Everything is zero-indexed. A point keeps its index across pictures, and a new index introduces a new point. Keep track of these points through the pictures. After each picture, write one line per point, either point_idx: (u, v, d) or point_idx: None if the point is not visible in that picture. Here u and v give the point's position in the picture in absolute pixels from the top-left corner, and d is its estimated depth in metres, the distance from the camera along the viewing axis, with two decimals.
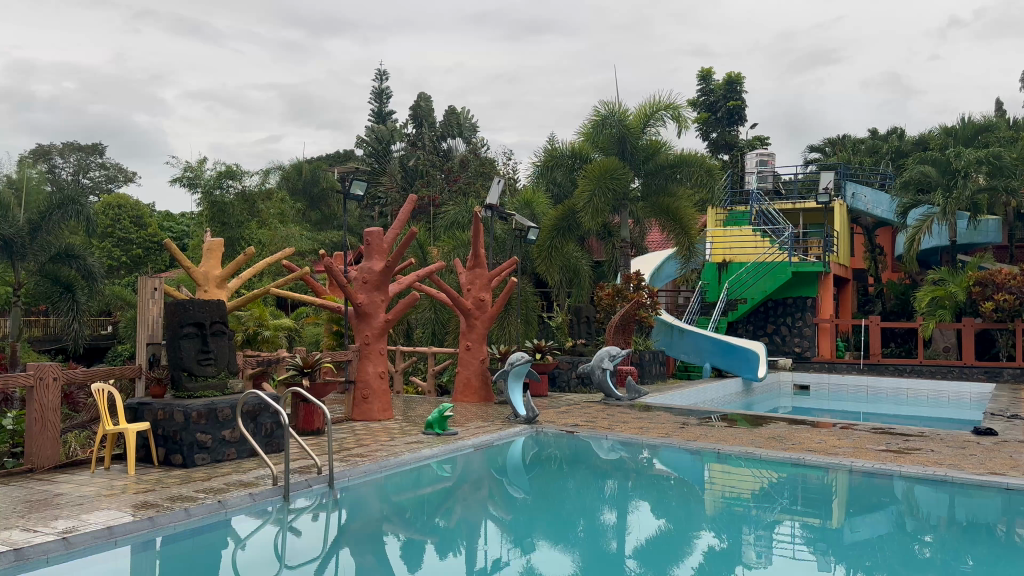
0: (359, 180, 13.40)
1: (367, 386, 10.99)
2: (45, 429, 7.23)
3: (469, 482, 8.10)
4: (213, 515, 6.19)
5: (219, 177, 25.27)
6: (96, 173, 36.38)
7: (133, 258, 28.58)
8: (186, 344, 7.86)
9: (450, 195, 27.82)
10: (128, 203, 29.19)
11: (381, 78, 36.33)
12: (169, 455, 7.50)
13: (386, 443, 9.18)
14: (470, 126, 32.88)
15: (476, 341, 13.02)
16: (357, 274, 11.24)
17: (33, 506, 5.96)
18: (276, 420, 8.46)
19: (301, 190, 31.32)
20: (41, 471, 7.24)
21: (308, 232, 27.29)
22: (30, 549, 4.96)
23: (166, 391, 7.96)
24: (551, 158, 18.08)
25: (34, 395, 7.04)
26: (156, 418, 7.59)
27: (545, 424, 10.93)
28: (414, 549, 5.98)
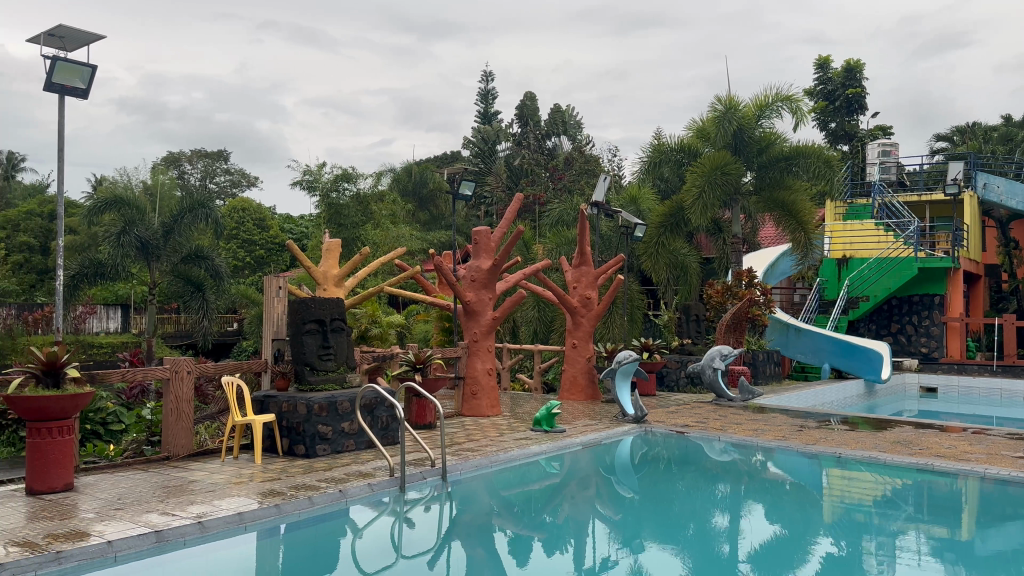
0: (467, 180, 13.57)
1: (476, 382, 11.13)
2: (179, 419, 7.70)
3: (576, 480, 8.07)
4: (334, 504, 6.43)
5: (336, 180, 26.36)
6: (222, 178, 38.52)
7: (256, 258, 30.04)
8: (308, 340, 8.20)
9: (555, 193, 27.85)
10: (251, 206, 30.75)
11: (487, 79, 36.72)
12: (293, 445, 7.84)
13: (496, 439, 9.29)
14: (576, 123, 32.67)
15: (583, 339, 12.95)
16: (466, 273, 11.41)
17: (171, 491, 6.35)
18: (392, 413, 8.70)
19: (411, 191, 32.02)
20: (176, 459, 7.71)
21: (417, 232, 27.92)
22: (170, 531, 5.28)
23: (290, 384, 8.32)
24: (658, 153, 18.03)
25: (170, 387, 7.50)
26: (281, 410, 7.94)
27: (655, 424, 10.77)
28: (522, 545, 6.01)
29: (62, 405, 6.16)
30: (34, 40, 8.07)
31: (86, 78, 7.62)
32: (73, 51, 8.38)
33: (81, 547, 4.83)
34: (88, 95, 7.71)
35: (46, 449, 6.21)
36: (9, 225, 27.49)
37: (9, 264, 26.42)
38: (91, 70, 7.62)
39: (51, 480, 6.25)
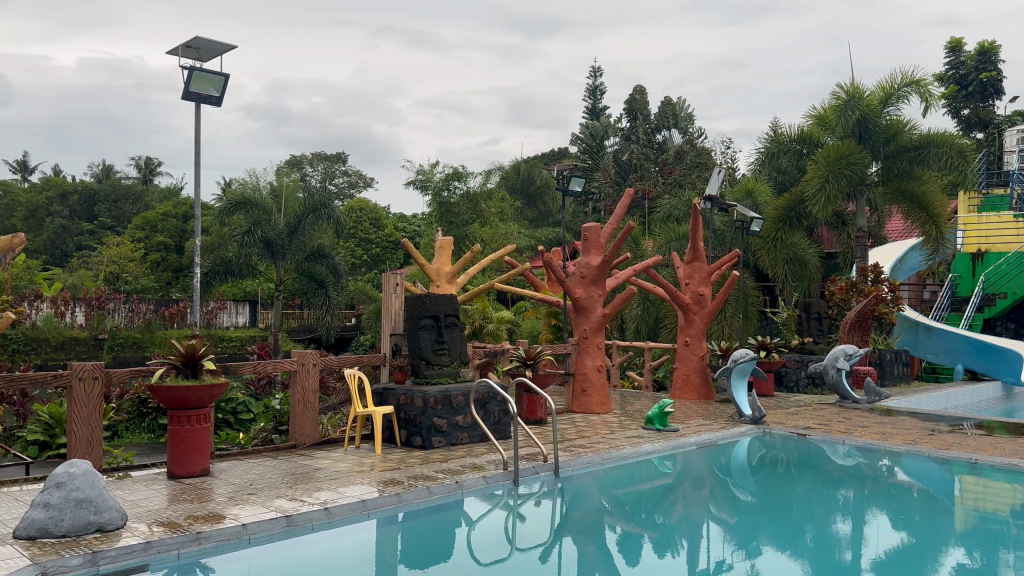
0: (576, 176, 13.54)
1: (586, 378, 11.10)
2: (306, 409, 8.06)
3: (689, 481, 7.94)
4: (450, 495, 6.60)
5: (447, 179, 26.89)
6: (340, 179, 40.02)
7: (373, 256, 31.01)
8: (423, 335, 8.42)
9: (665, 187, 27.41)
10: (368, 206, 31.91)
11: (595, 74, 36.48)
12: (410, 437, 8.09)
13: (608, 436, 9.26)
14: (687, 116, 31.99)
15: (695, 337, 12.71)
16: (575, 269, 11.41)
17: (298, 478, 6.67)
18: (504, 408, 8.81)
19: (519, 189, 32.23)
20: (302, 447, 8.08)
21: (525, 230, 28.13)
22: (299, 517, 5.54)
23: (408, 378, 8.60)
24: (776, 144, 17.40)
25: (297, 379, 7.88)
26: (399, 403, 8.22)
27: (773, 425, 10.46)
28: (634, 544, 5.96)
29: (200, 395, 6.57)
30: (173, 52, 8.64)
31: (219, 86, 8.10)
32: (208, 61, 8.92)
33: (219, 529, 5.15)
34: (221, 103, 8.20)
35: (186, 436, 6.65)
36: (149, 225, 29.42)
37: (149, 263, 28.36)
38: (223, 79, 8.09)
39: (190, 465, 6.68)
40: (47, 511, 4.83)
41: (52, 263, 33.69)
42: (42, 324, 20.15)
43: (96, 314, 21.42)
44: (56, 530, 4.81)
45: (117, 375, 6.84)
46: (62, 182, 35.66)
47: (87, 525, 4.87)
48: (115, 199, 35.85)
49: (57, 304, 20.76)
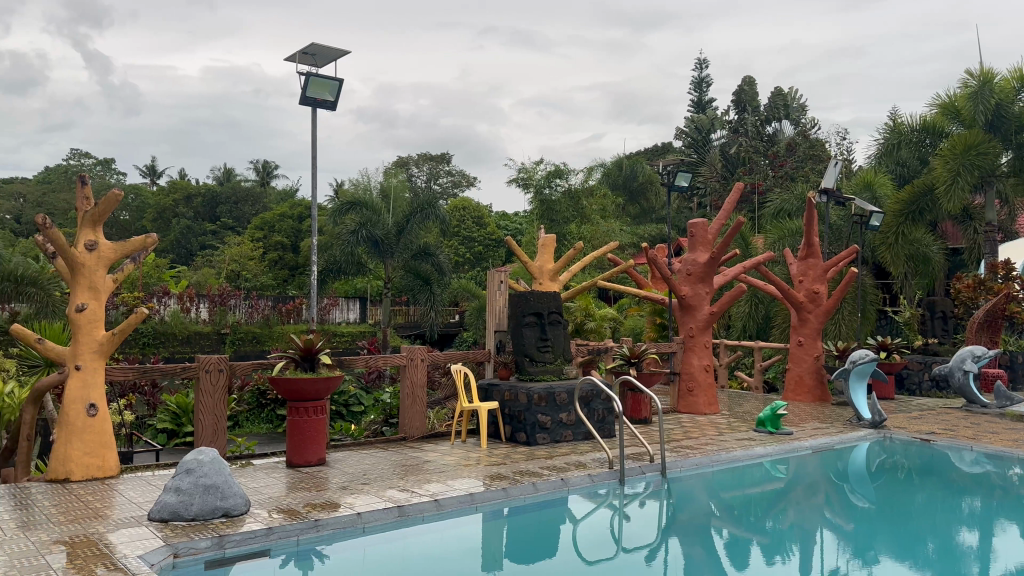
0: (683, 171, 13.23)
1: (692, 378, 10.86)
2: (414, 403, 8.25)
3: (802, 486, 7.65)
4: (556, 492, 6.60)
5: (549, 177, 26.86)
6: (445, 179, 40.73)
7: (476, 254, 31.38)
8: (528, 332, 8.46)
9: (775, 181, 26.53)
10: (472, 205, 32.37)
11: (701, 66, 35.66)
12: (515, 433, 8.18)
13: (717, 438, 9.04)
14: (799, 107, 30.81)
15: (810, 336, 12.23)
16: (682, 267, 11.18)
17: (408, 470, 6.82)
18: (609, 407, 8.71)
19: (622, 185, 31.87)
20: (412, 440, 8.28)
21: (627, 227, 27.85)
22: (411, 508, 5.67)
23: (512, 374, 8.66)
24: (896, 134, 16.91)
25: (406, 373, 8.07)
26: (504, 399, 8.31)
27: (895, 430, 9.95)
28: (743, 548, 5.79)
29: (317, 387, 6.82)
30: (291, 59, 8.99)
31: (334, 91, 8.38)
32: (324, 67, 9.22)
33: (335, 517, 5.33)
34: (336, 107, 8.47)
35: (303, 426, 6.93)
36: (267, 226, 30.82)
37: (267, 261, 29.69)
38: (338, 83, 8.37)
39: (308, 455, 6.94)
40: (178, 495, 5.12)
41: (179, 261, 35.79)
42: (171, 319, 21.42)
43: (218, 309, 22.59)
44: (186, 514, 5.07)
45: (240, 368, 7.18)
46: (187, 185, 37.78)
47: (214, 510, 5.14)
48: (235, 200, 37.74)
49: (183, 301, 21.99)
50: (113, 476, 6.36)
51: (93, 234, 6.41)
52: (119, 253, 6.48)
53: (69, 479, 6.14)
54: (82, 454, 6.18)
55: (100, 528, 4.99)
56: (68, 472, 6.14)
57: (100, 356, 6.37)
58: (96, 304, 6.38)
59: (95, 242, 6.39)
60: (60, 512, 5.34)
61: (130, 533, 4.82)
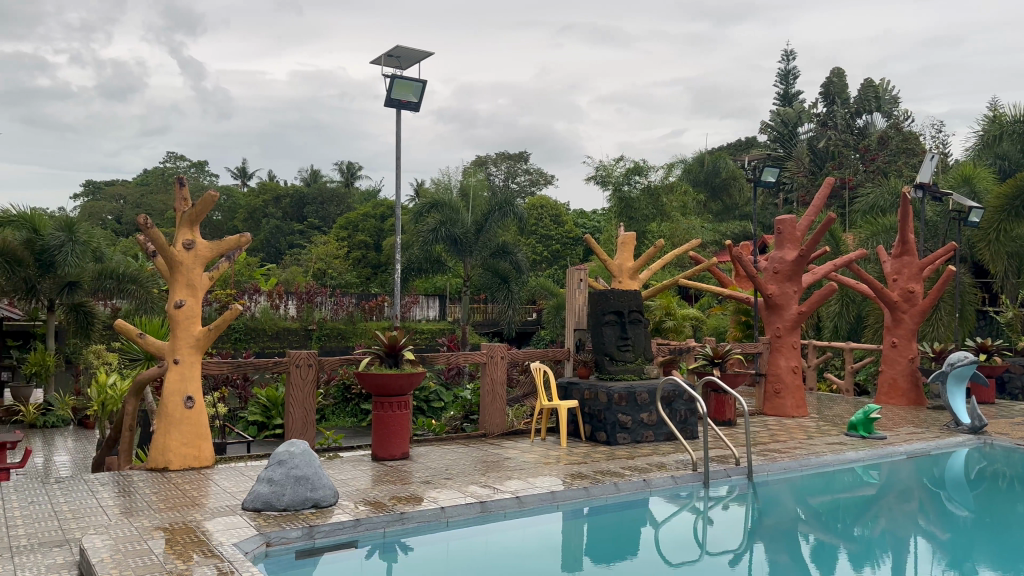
0: (769, 166, 12.87)
1: (779, 380, 10.57)
2: (494, 400, 8.29)
3: (895, 492, 7.35)
4: (638, 493, 6.52)
5: (628, 173, 26.66)
6: (522, 177, 40.85)
7: (553, 252, 31.34)
8: (608, 331, 8.39)
9: (866, 175, 25.57)
10: (549, 203, 32.35)
11: (787, 58, 34.69)
12: (595, 432, 8.13)
13: (805, 441, 8.78)
14: (891, 98, 29.60)
15: (904, 337, 11.75)
16: (769, 265, 10.89)
17: (490, 466, 6.86)
18: (692, 408, 8.54)
19: (704, 181, 31.26)
20: (492, 436, 8.33)
21: (708, 224, 27.34)
22: (493, 504, 5.69)
23: (592, 373, 8.60)
24: (997, 127, 16.20)
25: (486, 370, 8.13)
26: (584, 398, 8.28)
27: (996, 437, 9.45)
28: (831, 555, 5.58)
29: (400, 383, 6.94)
30: (377, 62, 9.17)
31: (417, 92, 8.50)
32: (408, 69, 9.37)
33: (420, 510, 5.40)
34: (419, 108, 8.60)
35: (387, 421, 7.05)
36: (351, 225, 31.53)
37: (351, 260, 30.38)
38: (421, 85, 8.49)
39: (392, 449, 7.06)
40: (271, 486, 5.28)
41: (268, 260, 37.02)
42: (260, 316, 22.19)
43: (305, 307, 23.24)
44: (278, 504, 5.23)
45: (328, 363, 7.35)
46: (276, 186, 39.00)
47: (305, 500, 5.28)
48: (322, 201, 38.77)
49: (272, 298, 22.73)
50: (208, 466, 6.61)
51: (191, 234, 6.67)
52: (215, 252, 6.73)
53: (168, 468, 6.43)
54: (179, 444, 6.45)
55: (197, 516, 5.18)
56: (167, 461, 6.43)
57: (197, 350, 6.62)
58: (193, 301, 6.65)
59: (192, 242, 6.66)
60: (160, 499, 5.58)
61: (225, 522, 4.99)
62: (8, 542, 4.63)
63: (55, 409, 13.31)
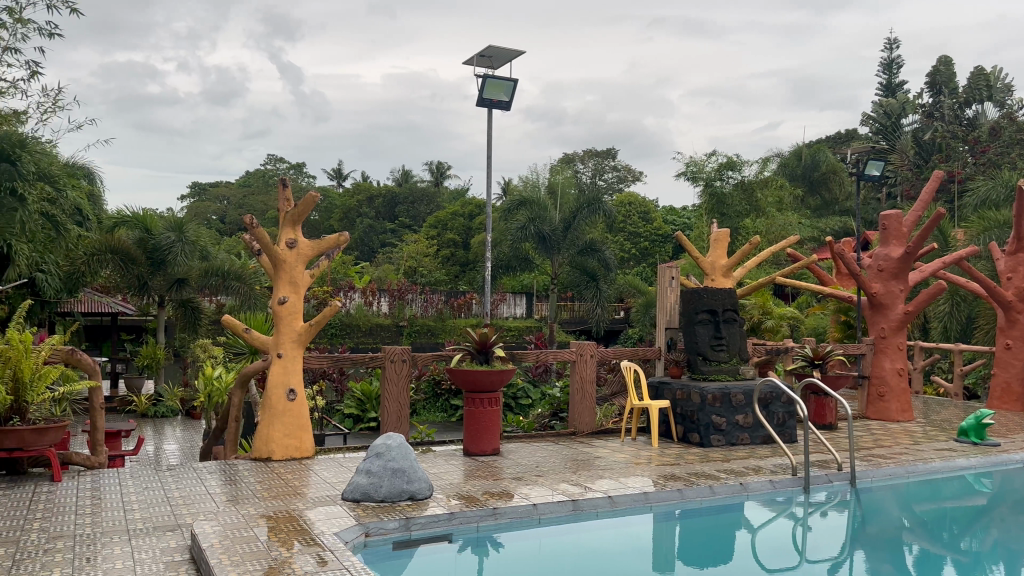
0: (873, 160, 12.35)
1: (883, 382, 10.14)
2: (584, 398, 8.26)
3: (1009, 502, 6.93)
4: (733, 496, 6.38)
5: (720, 169, 25.93)
6: (610, 174, 40.55)
7: (642, 249, 30.98)
8: (701, 330, 8.24)
9: (977, 168, 24.20)
10: (638, 200, 32.00)
11: (891, 46, 33.18)
12: (688, 433, 7.99)
13: (912, 447, 8.39)
14: (1005, 86, 27.90)
15: (1020, 339, 11.08)
16: (872, 262, 10.46)
17: (580, 465, 6.84)
18: (790, 411, 8.28)
19: (801, 176, 30.29)
20: (581, 435, 8.30)
21: (805, 220, 26.46)
22: (585, 502, 5.67)
23: (684, 372, 8.46)
24: None
25: (576, 368, 8.11)
26: (676, 398, 8.15)
27: None
28: (940, 567, 5.31)
29: (491, 379, 7.01)
30: (469, 62, 9.26)
31: (508, 92, 8.56)
32: (500, 68, 9.43)
33: (513, 506, 5.44)
34: (510, 107, 8.64)
35: (478, 416, 7.13)
36: (440, 224, 32.00)
37: (440, 257, 30.82)
38: (513, 84, 8.54)
39: (483, 444, 7.13)
40: (369, 478, 5.42)
41: (361, 258, 37.98)
42: (355, 312, 22.82)
43: (396, 304, 23.73)
44: (376, 495, 5.36)
45: (421, 358, 7.49)
46: (369, 186, 39.95)
47: (401, 492, 5.40)
48: (412, 200, 39.48)
49: (366, 295, 23.33)
50: (309, 457, 6.83)
51: (293, 233, 6.91)
52: (315, 250, 6.95)
53: (271, 458, 6.68)
54: (282, 435, 6.70)
55: (299, 505, 5.37)
56: (270, 452, 6.68)
57: (299, 345, 6.86)
58: (296, 297, 6.88)
59: (295, 241, 6.89)
60: (263, 488, 5.80)
61: (325, 511, 5.15)
62: (126, 525, 4.91)
63: (165, 399, 14.04)
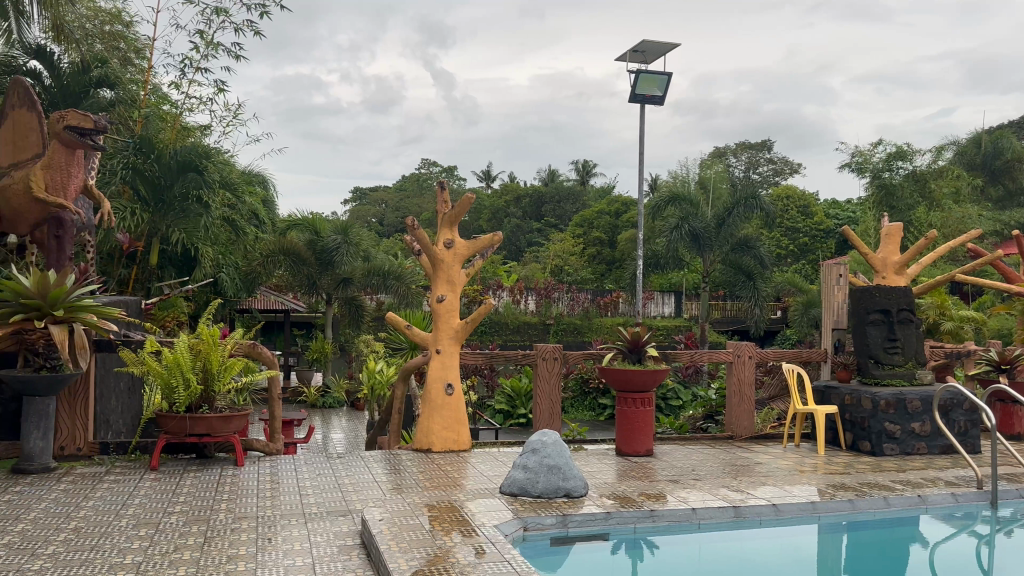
0: None
1: None
2: (742, 401, 7.98)
3: None
4: (909, 509, 5.96)
5: (889, 159, 24.53)
6: (765, 168, 39.04)
7: (801, 245, 29.56)
8: (872, 331, 7.75)
9: None
10: (796, 194, 30.64)
11: None
12: (857, 440, 7.55)
13: None
14: None
15: None
16: None
17: (740, 470, 6.62)
18: (973, 419, 7.64)
19: (981, 164, 27.88)
20: (739, 439, 8.02)
21: (987, 212, 24.30)
22: (747, 509, 5.49)
23: (852, 377, 8.00)
24: None
25: (734, 370, 7.87)
26: (844, 403, 7.73)
27: None
28: None
29: (644, 379, 6.91)
30: (623, 59, 9.21)
31: None
32: (653, 63, 9.31)
33: (671, 509, 5.34)
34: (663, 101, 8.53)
35: (633, 416, 7.06)
36: (588, 222, 31.98)
37: (587, 255, 30.80)
38: None
39: (636, 445, 7.05)
40: (526, 473, 5.50)
41: (509, 257, 38.61)
42: (504, 310, 23.28)
43: (544, 302, 23.97)
44: (534, 491, 5.43)
45: (574, 357, 7.51)
46: (516, 186, 40.53)
47: (558, 489, 5.43)
48: (559, 199, 39.76)
49: (515, 293, 23.73)
50: (467, 450, 7.02)
51: (450, 234, 7.11)
52: (472, 250, 7.13)
53: (432, 450, 6.92)
54: (441, 428, 6.93)
55: (460, 496, 5.53)
56: (430, 444, 6.93)
57: (456, 342, 7.05)
58: (453, 296, 7.09)
59: (452, 241, 7.09)
60: (426, 478, 6.02)
61: (486, 503, 5.28)
62: (302, 509, 5.24)
63: (332, 392, 14.91)
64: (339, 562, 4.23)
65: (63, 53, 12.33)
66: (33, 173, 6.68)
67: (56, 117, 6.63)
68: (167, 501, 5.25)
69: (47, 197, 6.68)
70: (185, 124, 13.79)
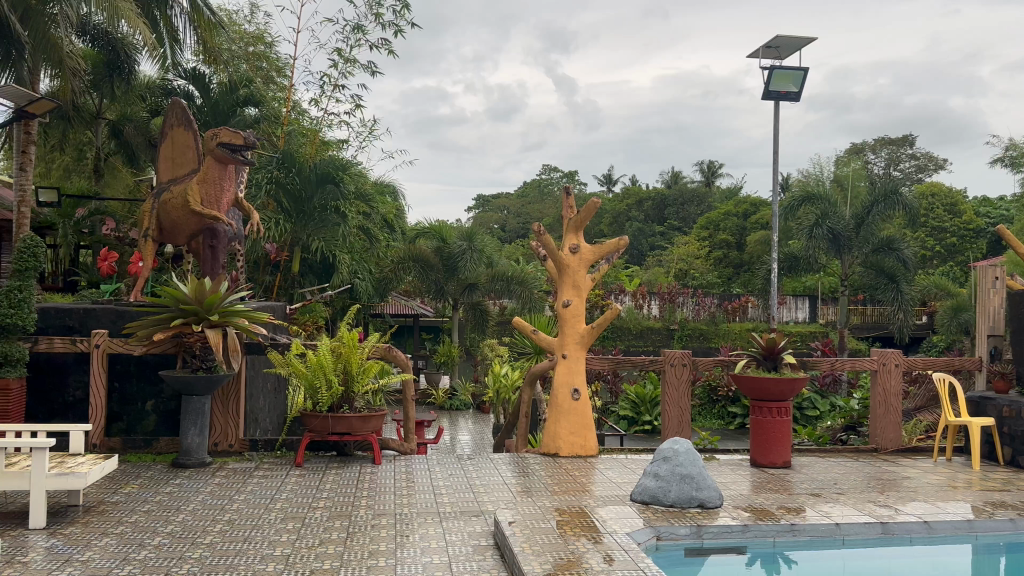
0: None
1: None
2: (887, 412, 7.53)
3: None
4: None
5: None
6: (908, 164, 36.83)
7: (948, 245, 27.67)
8: None
9: None
10: (943, 191, 28.70)
11: None
12: (1018, 456, 6.97)
13: None
14: None
15: None
16: None
17: (886, 485, 6.25)
18: None
19: None
20: (884, 452, 7.58)
21: None
22: (896, 525, 5.16)
23: (1011, 387, 7.39)
24: None
25: (877, 379, 7.45)
26: (1002, 415, 7.15)
27: None
28: None
29: (780, 388, 6.65)
30: (755, 55, 8.92)
31: None
32: (788, 58, 8.97)
33: (813, 523, 5.10)
34: None
35: (769, 426, 6.80)
36: (713, 225, 31.15)
37: (713, 259, 30.01)
38: None
39: (773, 456, 6.78)
40: (658, 481, 5.42)
41: (632, 261, 38.22)
42: (627, 314, 23.06)
43: (668, 307, 23.58)
44: (665, 500, 5.34)
45: (703, 363, 7.33)
46: (638, 190, 40.03)
47: (691, 499, 5.31)
48: (683, 202, 39.04)
49: (637, 298, 23.50)
50: (594, 455, 6.99)
51: (575, 238, 7.10)
52: (597, 255, 7.09)
53: (559, 454, 6.93)
54: (568, 433, 6.93)
55: (590, 502, 5.50)
56: (557, 448, 6.94)
57: (582, 347, 7.04)
58: (578, 301, 7.07)
59: (577, 246, 7.08)
60: (555, 483, 6.03)
61: (617, 510, 5.24)
62: (436, 508, 5.37)
63: (459, 394, 15.24)
64: (474, 562, 4.31)
65: (213, 75, 13.23)
66: (190, 187, 7.20)
67: (210, 134, 7.11)
68: (312, 496, 5.52)
69: (203, 209, 7.18)
70: (323, 138, 14.50)
